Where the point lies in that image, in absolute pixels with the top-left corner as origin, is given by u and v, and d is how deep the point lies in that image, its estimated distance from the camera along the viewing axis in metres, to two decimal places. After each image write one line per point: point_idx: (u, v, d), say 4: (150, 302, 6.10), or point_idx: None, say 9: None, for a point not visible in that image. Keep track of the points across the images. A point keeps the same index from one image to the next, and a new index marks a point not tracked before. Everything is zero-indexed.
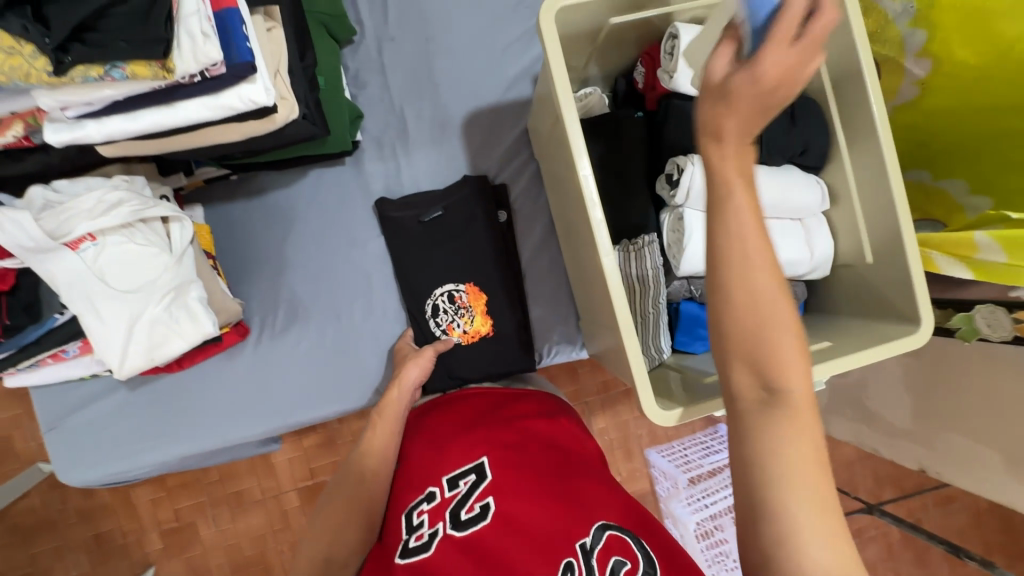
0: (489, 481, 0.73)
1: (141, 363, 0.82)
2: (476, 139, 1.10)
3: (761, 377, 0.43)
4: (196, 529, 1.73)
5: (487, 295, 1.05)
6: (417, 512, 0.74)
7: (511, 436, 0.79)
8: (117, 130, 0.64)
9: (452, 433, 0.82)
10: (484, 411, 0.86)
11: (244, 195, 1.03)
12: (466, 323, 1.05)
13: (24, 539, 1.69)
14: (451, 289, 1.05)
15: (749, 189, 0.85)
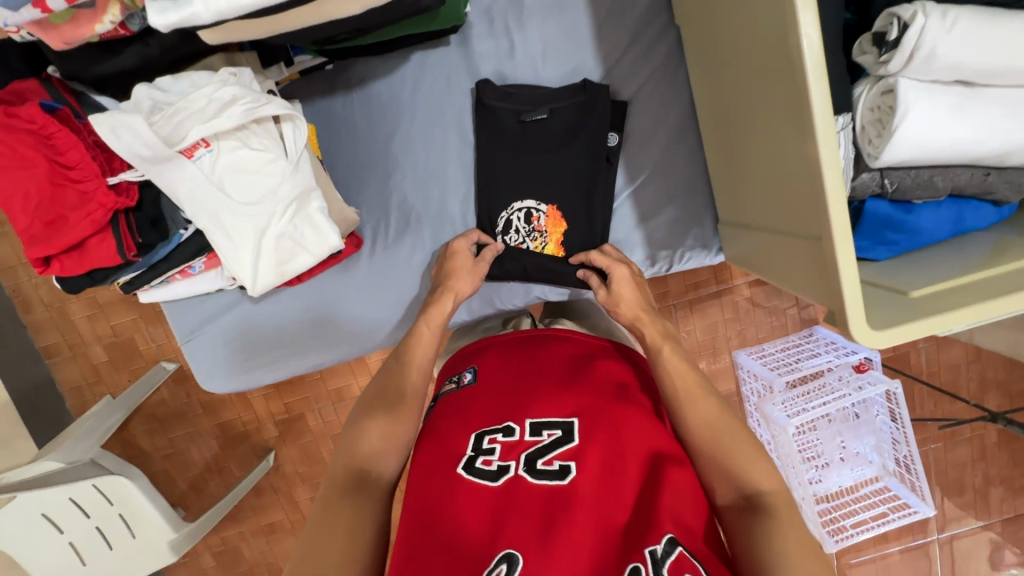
0: (576, 445, 0.66)
1: (271, 280, 0.79)
2: (603, 4, 0.90)
3: (738, 488, 0.66)
4: (307, 421, 1.88)
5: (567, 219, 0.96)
6: (487, 438, 0.69)
7: (609, 400, 0.71)
8: (227, 6, 0.52)
9: (542, 377, 0.76)
10: (580, 363, 0.78)
11: (342, 88, 0.92)
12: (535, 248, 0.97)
13: (160, 426, 1.88)
14: (530, 207, 0.96)
15: (997, 47, 0.65)
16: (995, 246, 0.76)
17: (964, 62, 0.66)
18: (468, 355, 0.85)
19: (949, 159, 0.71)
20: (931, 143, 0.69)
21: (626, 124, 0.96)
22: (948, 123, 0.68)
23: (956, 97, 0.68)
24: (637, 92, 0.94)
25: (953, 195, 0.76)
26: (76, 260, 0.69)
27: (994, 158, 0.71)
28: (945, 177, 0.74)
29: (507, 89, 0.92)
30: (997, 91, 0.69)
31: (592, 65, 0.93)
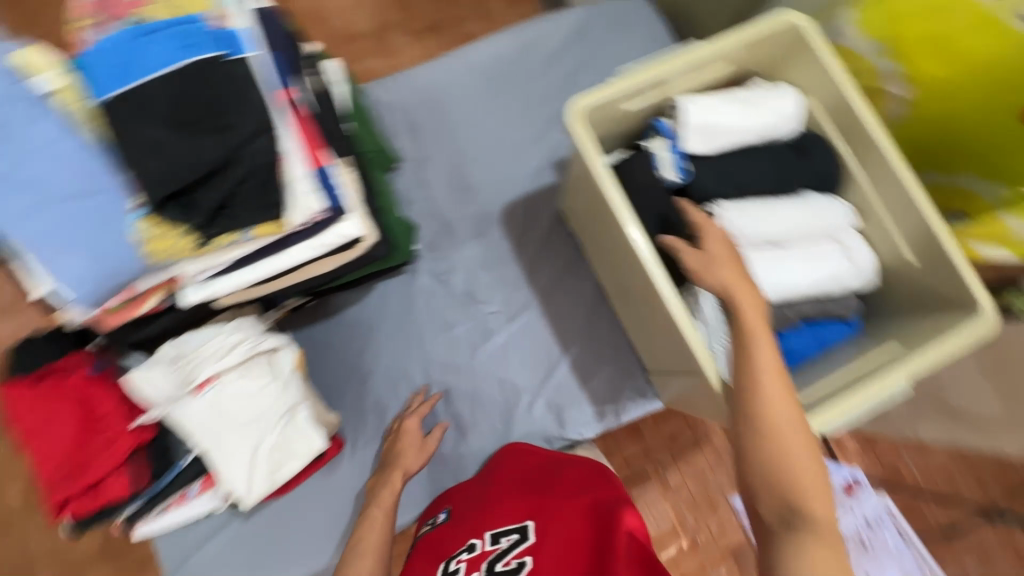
0: (529, 542, 0.77)
1: (261, 491, 0.88)
2: (516, 225, 1.21)
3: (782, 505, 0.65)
4: None
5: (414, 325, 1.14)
6: (455, 560, 0.81)
7: (555, 498, 0.83)
8: (239, 281, 0.75)
9: (502, 497, 0.90)
10: (537, 480, 0.93)
11: (322, 317, 1.14)
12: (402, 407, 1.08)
13: None
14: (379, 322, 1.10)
15: (776, 221, 0.93)
16: (856, 353, 0.94)
17: (759, 232, 0.93)
18: (446, 499, 1.01)
19: (787, 296, 0.94)
20: (765, 288, 0.92)
21: (551, 308, 1.18)
22: (771, 273, 0.91)
23: (770, 254, 0.93)
24: (554, 281, 1.19)
25: (808, 321, 0.97)
26: (93, 497, 0.81)
27: (817, 288, 0.94)
28: (792, 309, 0.95)
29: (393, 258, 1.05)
30: (795, 246, 0.95)
31: (515, 270, 1.19)
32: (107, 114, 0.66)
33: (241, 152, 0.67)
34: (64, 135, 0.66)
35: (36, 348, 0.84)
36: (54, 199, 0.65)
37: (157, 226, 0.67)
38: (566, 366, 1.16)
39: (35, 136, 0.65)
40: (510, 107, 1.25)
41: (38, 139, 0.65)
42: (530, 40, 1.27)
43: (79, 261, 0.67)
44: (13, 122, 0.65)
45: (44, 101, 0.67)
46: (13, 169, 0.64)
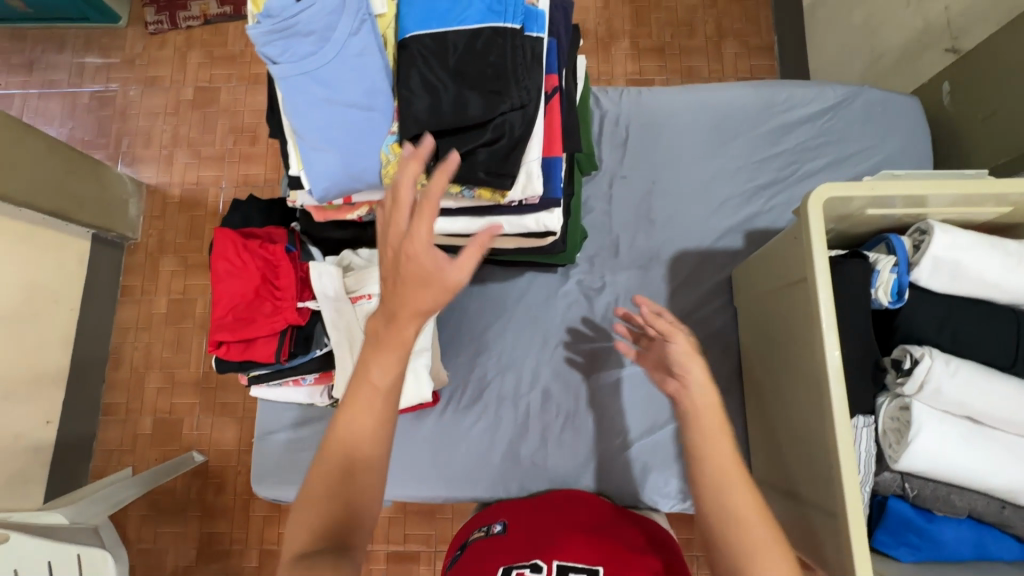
0: None
1: None
2: (681, 274, 1.17)
3: None
4: None
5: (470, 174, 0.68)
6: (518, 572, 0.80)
7: (631, 556, 0.81)
8: (437, 227, 0.80)
9: (571, 528, 0.88)
10: (608, 525, 0.91)
11: (466, 281, 1.18)
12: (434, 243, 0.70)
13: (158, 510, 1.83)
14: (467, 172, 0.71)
15: (991, 398, 0.79)
16: None
17: (966, 401, 0.80)
18: (501, 511, 0.99)
19: (965, 482, 0.81)
20: (943, 462, 0.79)
21: None
22: (959, 449, 0.79)
23: (964, 429, 0.81)
24: (695, 344, 1.13)
25: (974, 516, 0.84)
26: (240, 349, 0.90)
27: (1007, 491, 0.80)
28: (962, 498, 0.82)
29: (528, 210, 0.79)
30: (998, 433, 0.82)
31: None
32: (404, 47, 0.72)
33: (500, 119, 0.71)
34: (371, 50, 0.70)
35: (247, 212, 1.00)
36: (340, 104, 0.70)
37: (401, 155, 0.73)
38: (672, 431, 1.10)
39: (348, 41, 0.69)
40: (724, 159, 1.20)
41: (350, 44, 0.69)
42: (771, 102, 1.22)
43: (332, 159, 0.72)
44: (337, 22, 0.68)
45: (367, 13, 0.70)
46: (321, 65, 0.69)
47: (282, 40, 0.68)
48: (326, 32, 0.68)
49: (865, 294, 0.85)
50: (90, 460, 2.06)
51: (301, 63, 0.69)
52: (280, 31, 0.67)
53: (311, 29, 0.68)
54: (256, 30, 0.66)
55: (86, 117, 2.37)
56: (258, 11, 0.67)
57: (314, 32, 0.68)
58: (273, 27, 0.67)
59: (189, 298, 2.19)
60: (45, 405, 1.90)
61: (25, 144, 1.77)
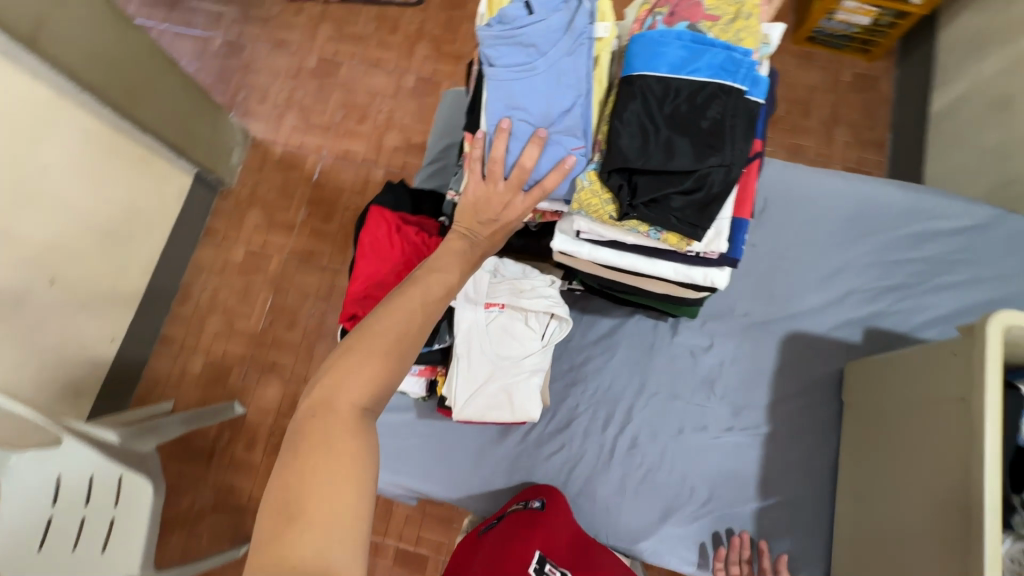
0: None
1: (472, 414, 0.94)
2: (792, 353, 1.15)
3: None
4: None
5: (669, 193, 0.71)
6: None
7: None
8: (603, 257, 0.81)
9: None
10: None
11: (576, 309, 1.18)
12: (598, 207, 0.75)
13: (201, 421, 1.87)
14: (663, 183, 0.71)
15: None
16: None
17: None
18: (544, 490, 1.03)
19: None
20: None
21: (772, 450, 1.11)
22: None
23: None
24: (792, 427, 1.11)
25: None
26: None
27: None
28: None
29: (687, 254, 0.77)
30: None
31: (762, 390, 1.13)
32: (625, 85, 0.74)
33: (705, 171, 0.71)
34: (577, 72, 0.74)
35: (400, 198, 1.05)
36: (532, 119, 0.76)
37: (597, 184, 0.75)
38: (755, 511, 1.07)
39: (562, 59, 0.74)
40: (856, 253, 1.20)
41: (564, 62, 0.74)
42: (914, 209, 1.22)
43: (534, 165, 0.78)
44: (557, 41, 0.73)
45: (588, 37, 0.74)
46: (530, 77, 0.74)
47: (505, 47, 0.74)
48: (543, 48, 0.73)
49: (1011, 431, 0.82)
50: (136, 384, 2.11)
51: (514, 70, 0.75)
52: (505, 39, 0.73)
53: (533, 43, 0.73)
54: (487, 32, 0.72)
55: (212, 62, 2.47)
56: (496, 17, 0.73)
57: (534, 46, 0.73)
58: (501, 33, 0.73)
59: (265, 254, 2.25)
60: (113, 322, 1.94)
61: (166, 76, 1.84)
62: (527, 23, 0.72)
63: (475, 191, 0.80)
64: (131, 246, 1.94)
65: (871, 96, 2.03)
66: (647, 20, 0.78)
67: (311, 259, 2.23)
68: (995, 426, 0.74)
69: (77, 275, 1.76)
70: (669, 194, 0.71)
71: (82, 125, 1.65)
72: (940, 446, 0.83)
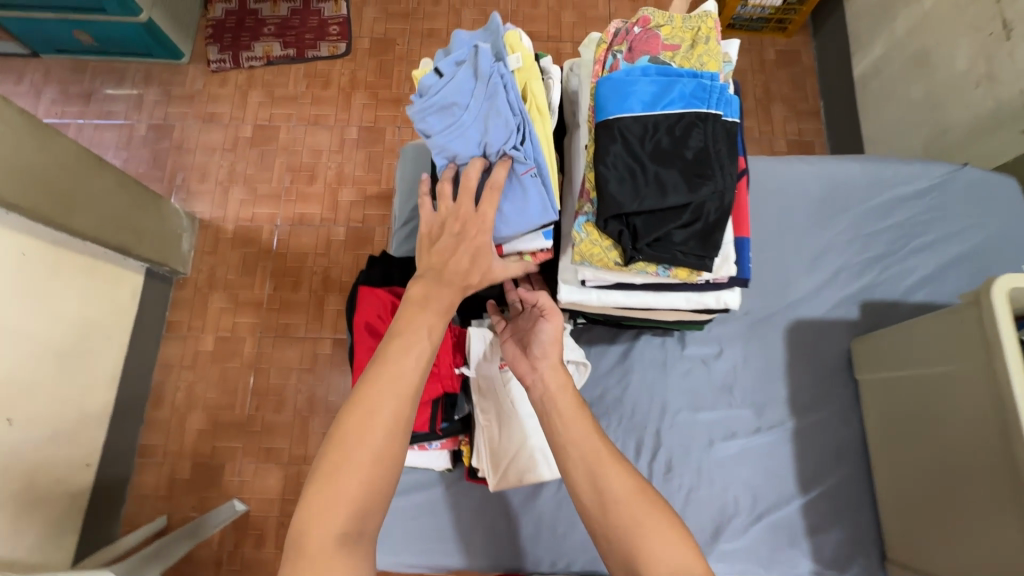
0: None
1: (510, 483, 0.90)
2: (798, 342, 1.16)
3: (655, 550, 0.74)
4: None
5: (670, 230, 0.70)
6: None
7: None
8: (613, 301, 0.79)
9: None
10: None
11: (583, 342, 1.16)
12: (602, 256, 0.73)
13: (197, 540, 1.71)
14: (662, 222, 0.70)
15: None
16: None
17: None
18: None
19: None
20: None
21: (804, 440, 1.11)
22: None
23: None
24: (815, 415, 1.12)
25: None
26: None
27: None
28: None
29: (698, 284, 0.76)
30: None
31: (780, 385, 1.14)
32: (603, 130, 0.73)
33: (700, 202, 0.71)
34: (501, 109, 0.76)
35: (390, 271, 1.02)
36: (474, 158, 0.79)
37: (595, 233, 0.74)
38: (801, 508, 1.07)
39: (484, 104, 0.77)
40: (835, 232, 1.23)
41: (487, 106, 0.77)
42: (877, 180, 1.26)
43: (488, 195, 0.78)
44: (474, 90, 0.77)
45: (503, 74, 0.77)
46: (460, 132, 0.79)
47: (432, 116, 0.80)
48: (463, 102, 0.78)
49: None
50: (123, 505, 1.95)
51: (446, 131, 0.79)
52: (430, 109, 0.79)
53: (453, 102, 0.78)
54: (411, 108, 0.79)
55: (141, 150, 2.35)
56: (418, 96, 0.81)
57: (455, 103, 0.78)
58: (425, 106, 0.79)
59: (237, 337, 2.13)
60: (87, 446, 1.81)
61: (97, 176, 1.73)
62: (443, 88, 0.78)
63: (430, 224, 0.79)
64: (92, 362, 1.81)
65: (797, 69, 2.12)
66: (608, 60, 0.77)
67: (287, 332, 2.13)
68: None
69: (39, 405, 1.62)
70: (671, 231, 0.70)
71: (18, 248, 1.54)
72: (973, 413, 0.85)
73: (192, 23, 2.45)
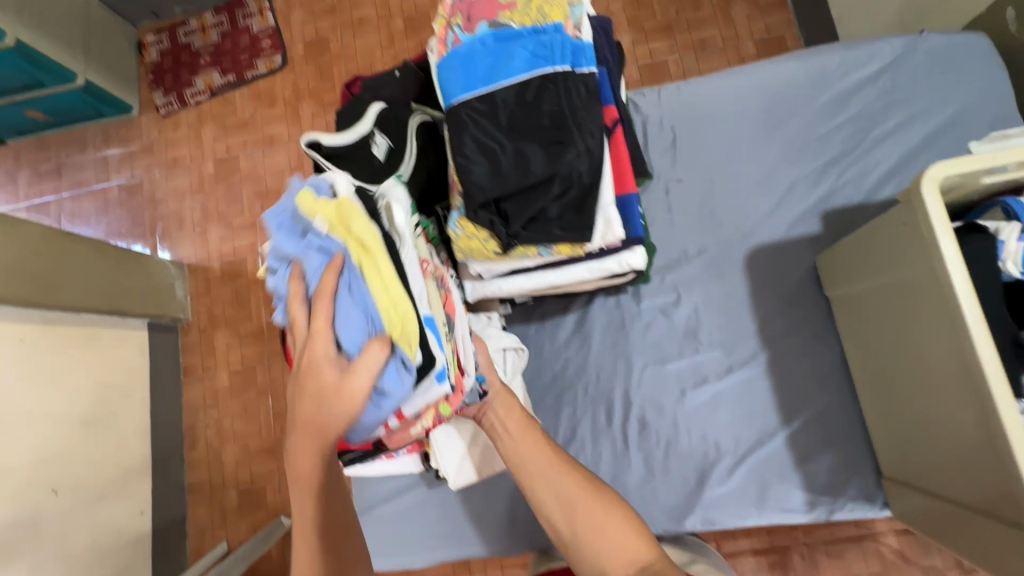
0: None
1: (471, 476, 0.94)
2: (760, 270, 1.08)
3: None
4: None
5: (540, 208, 0.65)
6: None
7: None
8: (515, 287, 0.76)
9: None
10: None
11: (535, 319, 1.13)
12: (481, 249, 0.69)
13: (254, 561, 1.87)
14: (529, 200, 0.66)
15: None
16: None
17: None
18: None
19: None
20: None
21: (780, 370, 1.05)
22: None
23: None
24: (789, 344, 1.05)
25: None
26: None
27: None
28: None
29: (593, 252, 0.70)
30: None
31: (746, 319, 1.08)
32: (452, 116, 0.68)
33: (565, 169, 0.65)
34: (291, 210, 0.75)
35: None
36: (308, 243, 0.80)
37: (469, 226, 0.69)
38: (786, 440, 1.03)
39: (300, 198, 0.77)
40: (784, 143, 1.12)
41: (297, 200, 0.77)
42: (824, 72, 1.13)
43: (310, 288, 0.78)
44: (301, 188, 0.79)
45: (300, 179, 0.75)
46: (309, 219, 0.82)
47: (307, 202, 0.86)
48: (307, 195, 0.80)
49: (988, 271, 0.78)
50: (188, 540, 2.11)
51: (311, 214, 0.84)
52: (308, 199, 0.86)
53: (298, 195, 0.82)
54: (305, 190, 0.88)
55: (117, 210, 2.36)
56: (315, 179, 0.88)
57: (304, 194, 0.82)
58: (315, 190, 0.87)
59: (248, 368, 2.21)
60: (138, 497, 1.95)
61: (73, 252, 1.81)
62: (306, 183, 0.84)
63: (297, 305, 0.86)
64: (118, 423, 1.92)
65: None
66: (448, 36, 0.71)
67: None
68: (967, 285, 0.69)
69: (78, 473, 1.74)
70: (540, 208, 0.65)
71: (14, 336, 1.62)
72: (934, 321, 0.77)
73: (132, 71, 2.36)
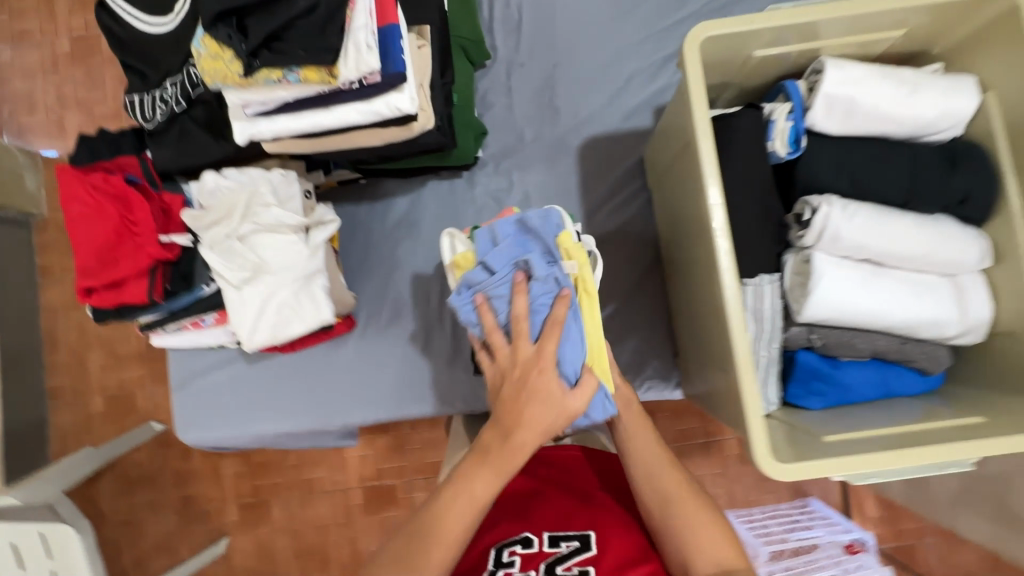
0: (592, 552, 0.78)
1: (264, 340, 0.89)
2: (592, 160, 1.10)
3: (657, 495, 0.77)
4: (206, 508, 1.77)
5: (277, 24, 0.61)
6: (508, 551, 0.80)
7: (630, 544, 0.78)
8: (283, 129, 0.72)
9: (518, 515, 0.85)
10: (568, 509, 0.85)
11: (368, 199, 1.11)
12: (224, 72, 0.64)
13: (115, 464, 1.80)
14: (267, 15, 0.61)
15: (886, 238, 0.77)
16: (922, 410, 0.81)
17: (863, 243, 0.78)
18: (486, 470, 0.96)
19: (865, 324, 0.80)
20: (846, 306, 0.79)
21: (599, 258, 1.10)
22: (850, 295, 0.78)
23: (862, 273, 0.79)
24: (611, 234, 1.09)
25: (878, 358, 0.85)
26: (111, 295, 0.84)
27: (906, 326, 0.80)
28: (865, 340, 0.82)
29: (351, 87, 0.68)
30: (901, 273, 0.80)
31: (574, 208, 1.10)
32: None
33: None
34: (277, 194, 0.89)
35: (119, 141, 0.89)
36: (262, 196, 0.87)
37: (212, 45, 0.64)
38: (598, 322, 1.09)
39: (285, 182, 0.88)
40: (627, 31, 1.10)
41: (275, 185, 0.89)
42: None
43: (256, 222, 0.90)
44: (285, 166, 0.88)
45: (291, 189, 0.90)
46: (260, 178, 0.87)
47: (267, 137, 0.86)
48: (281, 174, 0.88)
49: (762, 148, 0.82)
50: None
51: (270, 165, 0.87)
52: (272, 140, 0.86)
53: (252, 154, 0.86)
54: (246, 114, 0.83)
55: None
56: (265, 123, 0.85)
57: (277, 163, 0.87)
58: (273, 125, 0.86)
59: None
60: None
61: None
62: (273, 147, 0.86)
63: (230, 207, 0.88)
64: None
65: None
66: None
67: None
68: (709, 148, 0.71)
69: None
70: (277, 24, 0.61)
71: None
72: (694, 192, 0.80)
73: None
